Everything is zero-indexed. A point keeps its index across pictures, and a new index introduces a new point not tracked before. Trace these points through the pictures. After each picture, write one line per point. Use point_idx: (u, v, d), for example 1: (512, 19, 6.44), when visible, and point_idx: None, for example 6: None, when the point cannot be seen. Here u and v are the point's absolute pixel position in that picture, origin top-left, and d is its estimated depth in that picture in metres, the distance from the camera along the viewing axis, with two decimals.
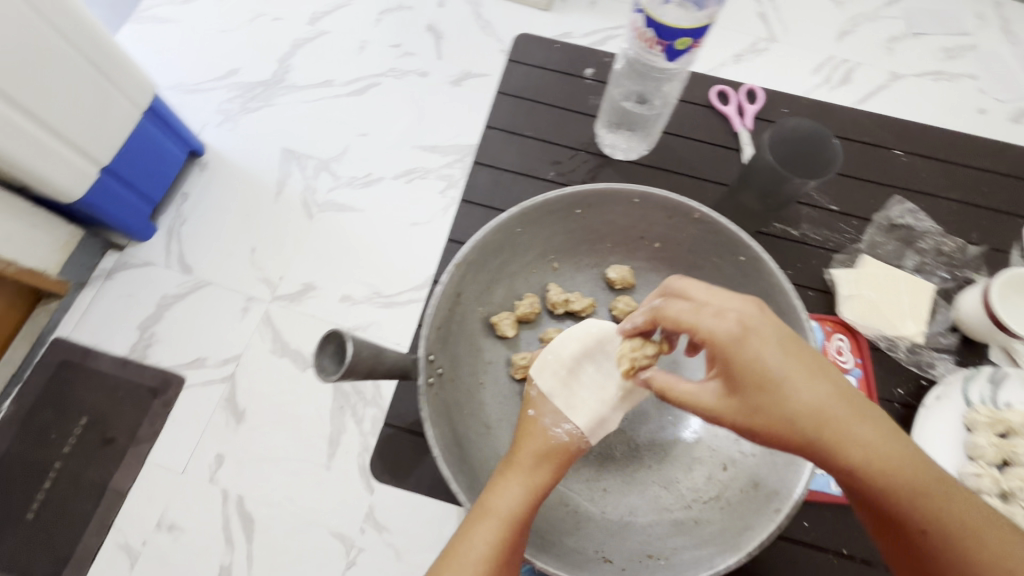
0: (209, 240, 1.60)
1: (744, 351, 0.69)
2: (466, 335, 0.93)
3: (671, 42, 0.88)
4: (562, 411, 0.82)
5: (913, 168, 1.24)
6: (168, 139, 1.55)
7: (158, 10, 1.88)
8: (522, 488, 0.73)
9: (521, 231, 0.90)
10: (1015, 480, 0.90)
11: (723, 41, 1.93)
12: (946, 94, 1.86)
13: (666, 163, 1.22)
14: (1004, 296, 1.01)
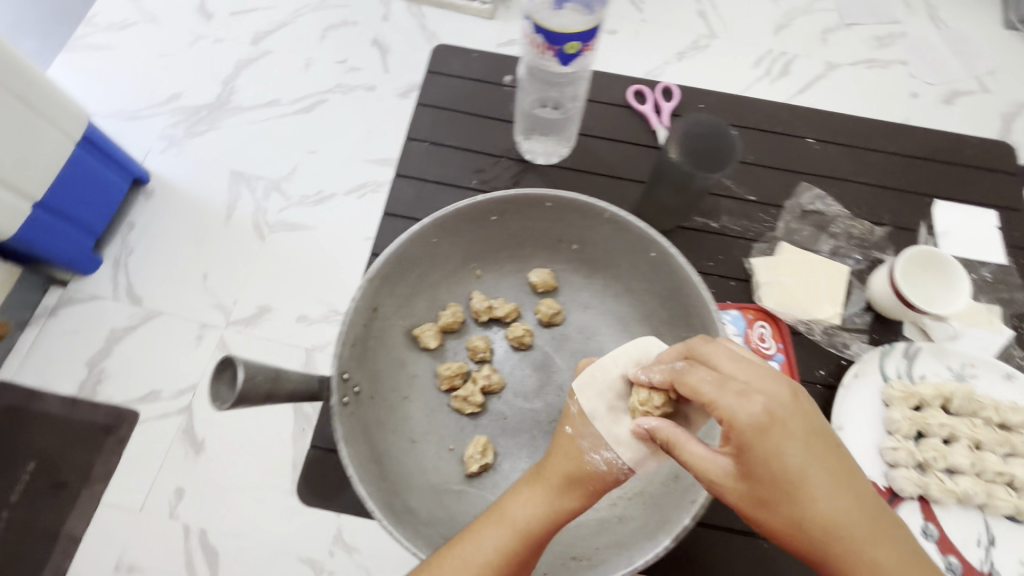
0: (161, 270, 1.56)
1: (768, 447, 0.55)
2: (386, 353, 0.77)
3: (560, 46, 0.83)
4: (604, 435, 0.66)
5: (830, 155, 1.05)
6: (107, 168, 1.51)
7: (94, 37, 1.84)
8: (541, 510, 0.64)
9: (435, 237, 0.76)
10: (930, 451, 0.82)
11: (667, 39, 1.97)
12: (882, 81, 1.93)
13: (585, 163, 1.04)
14: (911, 272, 0.89)
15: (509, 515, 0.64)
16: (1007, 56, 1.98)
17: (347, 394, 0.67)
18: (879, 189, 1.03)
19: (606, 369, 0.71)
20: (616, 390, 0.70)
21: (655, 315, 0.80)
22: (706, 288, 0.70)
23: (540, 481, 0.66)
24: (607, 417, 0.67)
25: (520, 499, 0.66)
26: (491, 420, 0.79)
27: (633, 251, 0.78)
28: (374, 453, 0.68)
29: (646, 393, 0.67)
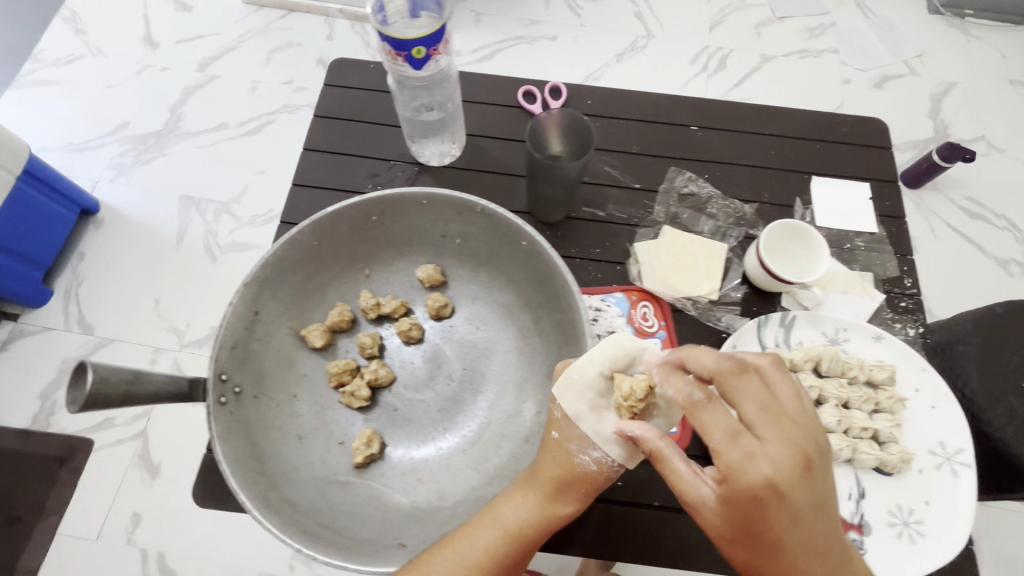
0: (111, 296, 1.44)
1: (762, 517, 0.42)
2: (279, 364, 0.61)
3: (410, 53, 0.55)
4: (591, 435, 0.49)
5: (718, 144, 0.79)
6: (52, 201, 1.39)
7: (40, 72, 1.71)
8: (535, 513, 0.50)
9: (320, 241, 0.62)
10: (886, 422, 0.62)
11: (604, 41, 1.82)
12: (809, 72, 1.76)
13: (481, 151, 0.77)
14: (773, 242, 0.67)
15: (498, 516, 0.50)
16: (929, 39, 1.80)
17: (234, 389, 0.55)
18: (804, 147, 0.79)
19: (586, 367, 0.51)
20: (599, 387, 0.51)
21: (530, 300, 0.63)
22: (561, 269, 0.58)
23: (528, 483, 0.51)
24: (592, 416, 0.49)
25: (512, 496, 0.51)
26: (384, 417, 0.62)
27: (500, 225, 0.62)
28: (255, 451, 0.54)
29: (630, 382, 0.50)
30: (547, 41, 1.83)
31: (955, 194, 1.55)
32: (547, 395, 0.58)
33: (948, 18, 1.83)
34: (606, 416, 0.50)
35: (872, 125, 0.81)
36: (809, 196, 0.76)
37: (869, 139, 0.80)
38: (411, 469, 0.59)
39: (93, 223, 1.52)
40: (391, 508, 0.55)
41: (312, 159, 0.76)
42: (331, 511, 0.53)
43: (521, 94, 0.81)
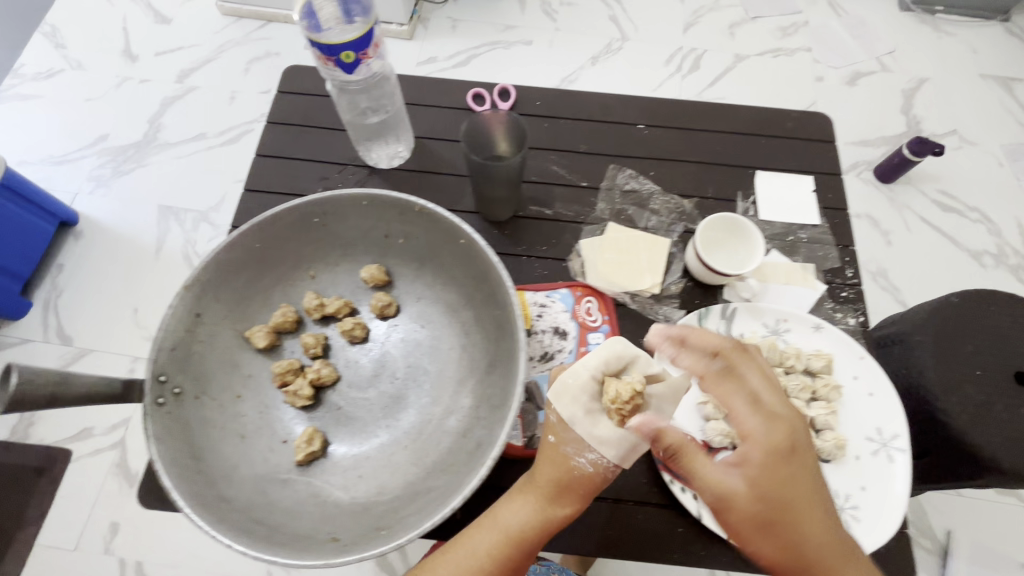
0: (91, 307, 1.45)
1: (784, 467, 0.49)
2: (226, 365, 0.61)
3: (338, 58, 0.56)
4: (588, 438, 0.50)
5: (665, 142, 0.81)
6: (30, 213, 1.39)
7: (21, 87, 1.70)
8: (534, 514, 0.54)
9: (263, 243, 0.63)
10: (820, 408, 0.63)
11: (579, 43, 1.76)
12: (786, 69, 1.72)
13: (428, 152, 0.79)
14: (708, 239, 0.69)
15: (499, 519, 0.54)
16: (902, 33, 1.75)
17: (174, 390, 0.56)
18: (749, 143, 0.81)
19: (578, 371, 0.53)
20: (591, 391, 0.52)
21: (472, 297, 0.64)
22: (497, 265, 0.59)
23: (529, 485, 0.55)
24: (587, 419, 0.51)
25: (514, 500, 0.55)
26: (328, 415, 0.62)
27: (440, 225, 0.63)
28: (193, 450, 0.55)
29: (618, 385, 0.51)
30: (523, 46, 1.77)
31: (928, 189, 1.49)
32: (485, 389, 0.60)
33: (920, 14, 1.77)
34: (600, 420, 0.51)
35: (816, 120, 0.83)
36: (752, 190, 0.78)
37: (813, 133, 0.82)
38: (352, 466, 0.59)
39: (71, 234, 1.52)
40: (329, 504, 0.56)
41: (263, 164, 0.77)
42: (269, 507, 0.54)
43: (471, 97, 0.83)
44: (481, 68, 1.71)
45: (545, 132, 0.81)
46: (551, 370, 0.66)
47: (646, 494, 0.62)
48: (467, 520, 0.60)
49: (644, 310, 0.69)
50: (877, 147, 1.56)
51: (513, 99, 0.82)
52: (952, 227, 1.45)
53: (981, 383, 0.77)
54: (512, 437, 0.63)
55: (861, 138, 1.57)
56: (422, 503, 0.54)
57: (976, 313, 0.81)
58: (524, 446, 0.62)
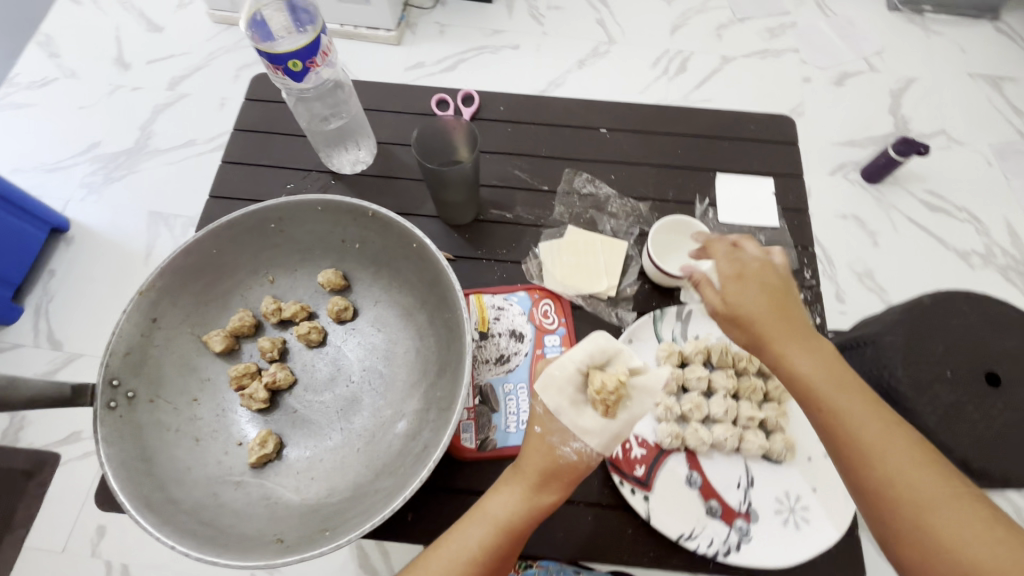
0: (81, 312, 1.40)
1: (750, 287, 0.54)
2: (182, 368, 0.62)
3: (285, 64, 0.57)
4: (572, 429, 0.52)
5: (624, 146, 0.81)
6: (20, 221, 1.33)
7: (15, 95, 1.62)
8: (522, 505, 0.54)
9: (220, 248, 0.65)
10: (771, 409, 0.63)
11: (567, 48, 1.56)
12: (772, 72, 1.51)
13: (390, 157, 0.80)
14: (663, 245, 0.71)
15: (488, 512, 0.54)
16: (890, 35, 1.57)
17: (127, 393, 0.57)
18: (710, 145, 0.81)
19: (564, 363, 0.52)
20: (576, 382, 0.52)
21: (425, 300, 0.65)
22: (446, 269, 0.61)
23: (516, 477, 0.56)
24: (572, 410, 0.51)
25: (500, 492, 0.56)
26: (284, 418, 0.63)
27: (393, 229, 0.64)
28: (144, 452, 0.56)
29: (603, 377, 0.50)
30: (510, 52, 1.56)
31: (915, 189, 1.37)
32: (436, 391, 0.61)
33: (907, 14, 1.60)
34: (584, 410, 0.52)
35: (776, 122, 0.83)
36: (711, 193, 0.78)
37: (774, 136, 0.83)
38: (305, 468, 0.60)
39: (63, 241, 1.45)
40: (280, 506, 0.57)
41: (229, 171, 0.79)
42: (218, 509, 0.55)
43: (435, 102, 0.83)
44: (472, 74, 1.52)
45: (505, 137, 0.82)
46: (506, 372, 0.67)
47: (598, 496, 0.62)
48: (417, 522, 0.61)
49: (600, 313, 0.70)
50: (864, 148, 1.41)
51: (474, 106, 0.83)
52: (939, 227, 1.33)
53: (954, 385, 0.76)
54: (466, 439, 0.63)
55: (846, 138, 1.42)
56: (369, 503, 0.55)
57: (949, 314, 0.80)
58: (477, 448, 0.63)
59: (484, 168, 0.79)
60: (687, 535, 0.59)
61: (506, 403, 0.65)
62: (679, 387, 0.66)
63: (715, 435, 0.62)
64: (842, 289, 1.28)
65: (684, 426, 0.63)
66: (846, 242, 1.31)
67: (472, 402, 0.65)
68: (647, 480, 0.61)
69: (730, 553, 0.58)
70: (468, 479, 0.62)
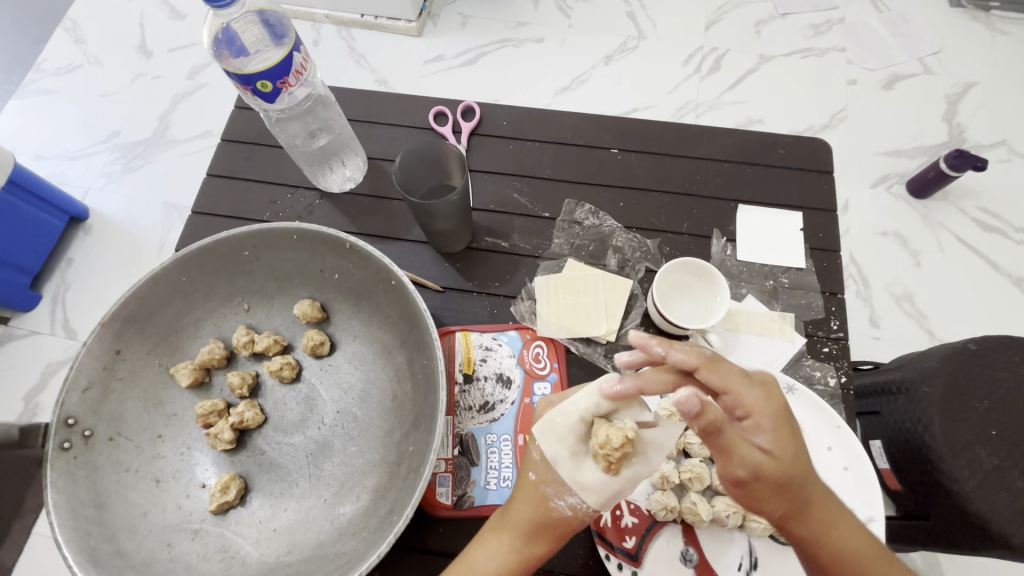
0: (98, 301, 1.22)
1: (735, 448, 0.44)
2: (150, 402, 0.59)
3: (253, 87, 0.52)
4: (569, 482, 0.47)
5: (634, 171, 0.74)
6: (37, 207, 1.16)
7: (43, 82, 1.45)
8: (512, 560, 0.48)
9: (190, 277, 0.61)
10: None
11: (590, 42, 1.41)
12: (815, 75, 1.36)
13: (382, 177, 0.74)
14: (669, 289, 0.64)
15: (473, 565, 0.48)
16: (950, 34, 1.41)
17: (83, 432, 0.54)
18: (732, 172, 0.74)
19: (567, 411, 0.48)
20: (578, 433, 0.48)
21: (405, 340, 0.60)
22: (424, 313, 0.56)
23: (503, 524, 0.49)
24: (570, 462, 0.47)
25: (485, 542, 0.49)
26: (250, 460, 0.59)
27: (371, 263, 0.59)
28: (97, 497, 0.53)
29: (608, 430, 0.46)
30: (534, 45, 1.42)
31: (967, 206, 1.23)
32: (408, 444, 0.56)
33: (971, 10, 1.43)
34: (584, 463, 0.47)
35: (810, 145, 0.74)
36: (730, 227, 0.70)
37: (806, 162, 0.74)
38: (267, 518, 0.56)
39: (82, 229, 1.28)
40: (237, 561, 0.54)
41: (215, 184, 0.75)
42: (169, 563, 0.52)
43: (433, 115, 0.77)
44: (492, 68, 1.39)
45: (505, 155, 0.75)
46: (490, 421, 0.61)
47: (581, 568, 0.57)
48: None
49: (594, 360, 0.64)
50: (911, 159, 1.27)
51: (474, 120, 0.76)
52: (995, 249, 1.19)
53: (996, 446, 0.67)
54: (441, 494, 0.58)
55: (892, 147, 1.29)
56: (326, 569, 0.51)
57: (995, 365, 0.71)
58: (452, 506, 0.58)
59: (481, 191, 0.73)
60: None
61: (487, 456, 0.60)
62: (680, 450, 0.60)
63: (715, 509, 0.55)
64: (878, 313, 1.16)
65: (684, 496, 0.56)
66: (883, 261, 1.19)
67: (451, 452, 0.60)
68: (637, 555, 0.55)
69: None
70: (441, 539, 0.57)
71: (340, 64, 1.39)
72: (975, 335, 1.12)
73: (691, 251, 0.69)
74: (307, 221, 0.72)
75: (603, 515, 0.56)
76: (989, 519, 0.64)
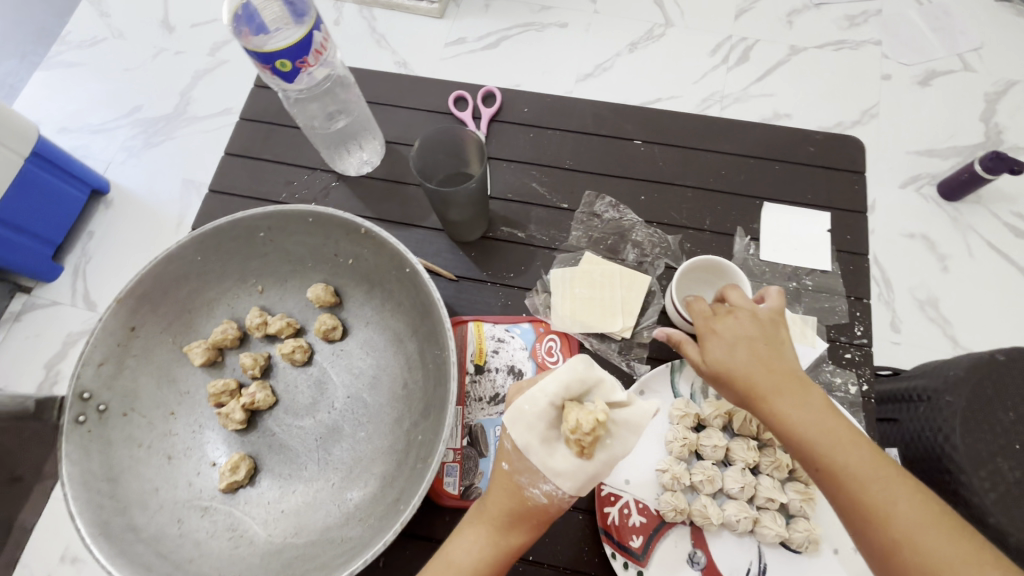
0: (117, 273, 1.23)
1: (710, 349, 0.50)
2: (164, 380, 0.60)
3: (274, 67, 0.52)
4: (542, 470, 0.44)
5: (657, 165, 0.72)
6: (60, 179, 1.17)
7: (67, 55, 1.46)
8: (490, 551, 0.47)
9: (205, 256, 0.61)
10: (796, 493, 0.55)
11: (615, 28, 1.38)
12: (850, 68, 1.30)
13: (400, 163, 0.73)
14: (689, 288, 0.63)
15: (451, 559, 0.47)
16: (992, 28, 1.35)
17: (98, 407, 0.55)
18: (760, 168, 0.71)
19: (535, 397, 0.44)
20: (549, 418, 0.44)
21: (417, 330, 0.59)
22: (438, 303, 0.55)
23: (480, 516, 0.49)
24: (541, 449, 0.44)
25: (464, 534, 0.49)
26: (261, 441, 0.59)
27: (386, 249, 0.59)
28: (109, 471, 0.53)
29: (578, 414, 0.42)
30: (557, 30, 1.38)
31: (1000, 210, 1.19)
32: (417, 433, 0.55)
33: (1017, 4, 1.37)
34: (557, 450, 0.44)
35: (841, 143, 0.72)
36: (754, 225, 0.68)
37: (837, 160, 0.71)
38: (275, 500, 0.56)
39: (103, 203, 1.29)
40: (244, 540, 0.54)
41: (232, 163, 0.74)
42: (179, 539, 0.53)
43: (453, 99, 0.76)
44: (513, 53, 1.36)
45: (525, 143, 0.74)
46: (500, 413, 0.61)
47: (586, 563, 0.56)
48: (387, 570, 0.56)
49: (607, 357, 0.63)
50: (944, 159, 1.23)
51: (494, 107, 0.75)
52: None
53: (1020, 460, 0.65)
54: (448, 484, 0.58)
55: (925, 147, 1.24)
56: (331, 555, 0.51)
57: None
58: (459, 495, 0.58)
59: (499, 181, 0.72)
60: None
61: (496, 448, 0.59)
62: (691, 452, 0.58)
63: (726, 514, 0.54)
64: (899, 317, 1.13)
65: (694, 500, 0.56)
66: (910, 263, 1.16)
67: (459, 442, 0.60)
68: (643, 554, 0.54)
69: None
70: (447, 528, 0.57)
71: (361, 44, 1.38)
72: (1000, 343, 1.09)
73: (711, 248, 0.67)
74: (323, 203, 0.72)
75: (610, 512, 0.56)
76: (1009, 534, 0.62)
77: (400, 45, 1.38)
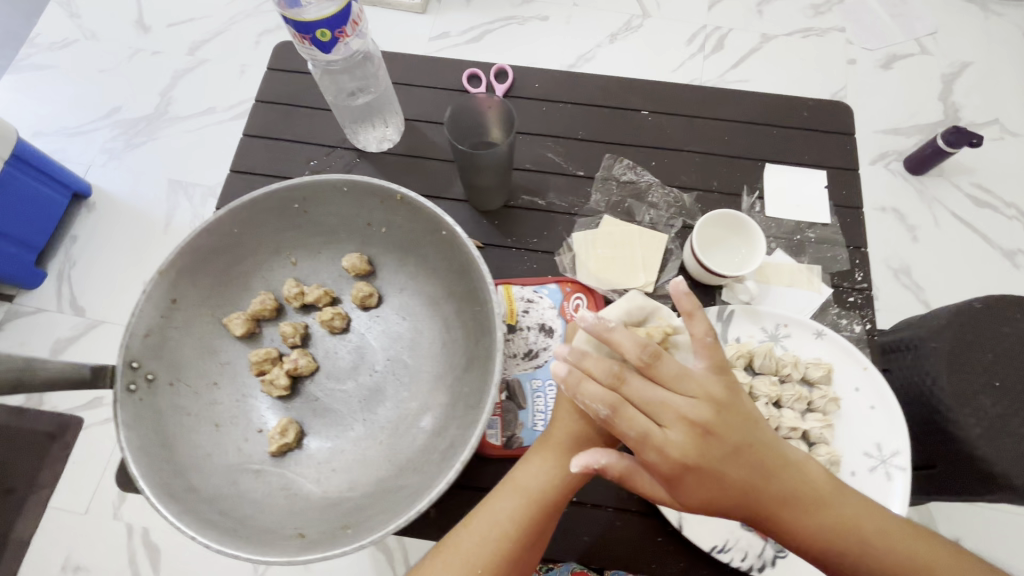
0: (104, 277, 1.21)
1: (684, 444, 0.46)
2: (204, 355, 0.61)
3: (313, 36, 0.54)
4: None
5: (663, 133, 0.76)
6: (39, 182, 1.14)
7: (37, 58, 1.42)
8: (559, 474, 0.50)
9: (240, 228, 0.62)
10: (816, 420, 0.60)
11: (594, 20, 1.42)
12: (818, 53, 1.38)
13: (419, 138, 0.76)
14: (706, 243, 0.67)
15: (519, 483, 0.50)
16: (944, 14, 1.44)
17: (146, 375, 0.56)
18: (757, 134, 0.76)
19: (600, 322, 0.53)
20: None
21: (454, 291, 0.62)
22: (477, 260, 0.57)
23: (547, 444, 0.52)
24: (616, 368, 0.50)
25: (531, 462, 0.51)
26: (304, 406, 0.61)
27: (421, 214, 0.61)
28: (163, 437, 0.55)
29: (648, 329, 0.52)
30: (539, 23, 1.42)
31: (961, 182, 1.28)
32: (462, 386, 0.58)
33: None
34: None
35: (830, 111, 0.77)
36: (759, 185, 0.73)
37: (825, 127, 0.77)
38: (325, 459, 0.58)
39: (85, 207, 1.26)
40: (299, 498, 0.55)
41: (247, 146, 0.75)
42: (236, 498, 0.54)
43: (466, 77, 0.79)
44: (498, 45, 1.39)
45: (541, 116, 0.77)
46: (535, 367, 0.64)
47: (625, 501, 0.60)
48: (438, 519, 0.59)
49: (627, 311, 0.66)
50: (909, 136, 1.32)
51: (505, 84, 0.78)
52: (985, 223, 1.24)
53: (1000, 395, 0.71)
54: (491, 435, 0.61)
55: (891, 125, 1.33)
56: (389, 502, 0.53)
57: (999, 321, 0.75)
58: (502, 445, 0.61)
59: (517, 151, 0.75)
60: (719, 548, 0.56)
61: (534, 400, 0.62)
62: None
63: None
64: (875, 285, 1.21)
65: None
66: (881, 235, 1.24)
67: (499, 397, 0.62)
68: None
69: (763, 568, 0.56)
70: (491, 476, 0.60)
71: None
72: None
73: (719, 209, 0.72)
74: None
75: None
76: (994, 462, 0.68)
77: (387, 41, 1.40)
